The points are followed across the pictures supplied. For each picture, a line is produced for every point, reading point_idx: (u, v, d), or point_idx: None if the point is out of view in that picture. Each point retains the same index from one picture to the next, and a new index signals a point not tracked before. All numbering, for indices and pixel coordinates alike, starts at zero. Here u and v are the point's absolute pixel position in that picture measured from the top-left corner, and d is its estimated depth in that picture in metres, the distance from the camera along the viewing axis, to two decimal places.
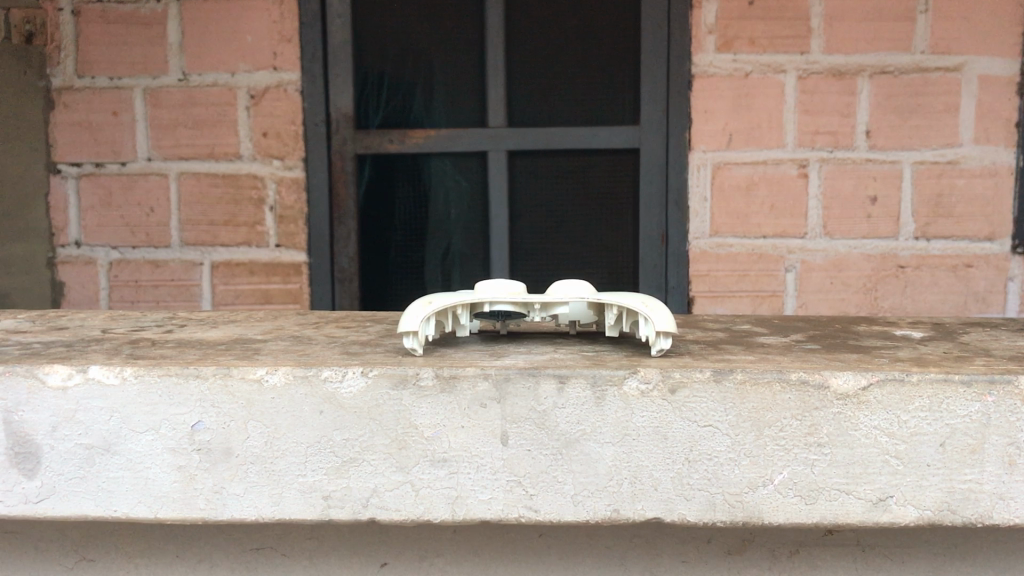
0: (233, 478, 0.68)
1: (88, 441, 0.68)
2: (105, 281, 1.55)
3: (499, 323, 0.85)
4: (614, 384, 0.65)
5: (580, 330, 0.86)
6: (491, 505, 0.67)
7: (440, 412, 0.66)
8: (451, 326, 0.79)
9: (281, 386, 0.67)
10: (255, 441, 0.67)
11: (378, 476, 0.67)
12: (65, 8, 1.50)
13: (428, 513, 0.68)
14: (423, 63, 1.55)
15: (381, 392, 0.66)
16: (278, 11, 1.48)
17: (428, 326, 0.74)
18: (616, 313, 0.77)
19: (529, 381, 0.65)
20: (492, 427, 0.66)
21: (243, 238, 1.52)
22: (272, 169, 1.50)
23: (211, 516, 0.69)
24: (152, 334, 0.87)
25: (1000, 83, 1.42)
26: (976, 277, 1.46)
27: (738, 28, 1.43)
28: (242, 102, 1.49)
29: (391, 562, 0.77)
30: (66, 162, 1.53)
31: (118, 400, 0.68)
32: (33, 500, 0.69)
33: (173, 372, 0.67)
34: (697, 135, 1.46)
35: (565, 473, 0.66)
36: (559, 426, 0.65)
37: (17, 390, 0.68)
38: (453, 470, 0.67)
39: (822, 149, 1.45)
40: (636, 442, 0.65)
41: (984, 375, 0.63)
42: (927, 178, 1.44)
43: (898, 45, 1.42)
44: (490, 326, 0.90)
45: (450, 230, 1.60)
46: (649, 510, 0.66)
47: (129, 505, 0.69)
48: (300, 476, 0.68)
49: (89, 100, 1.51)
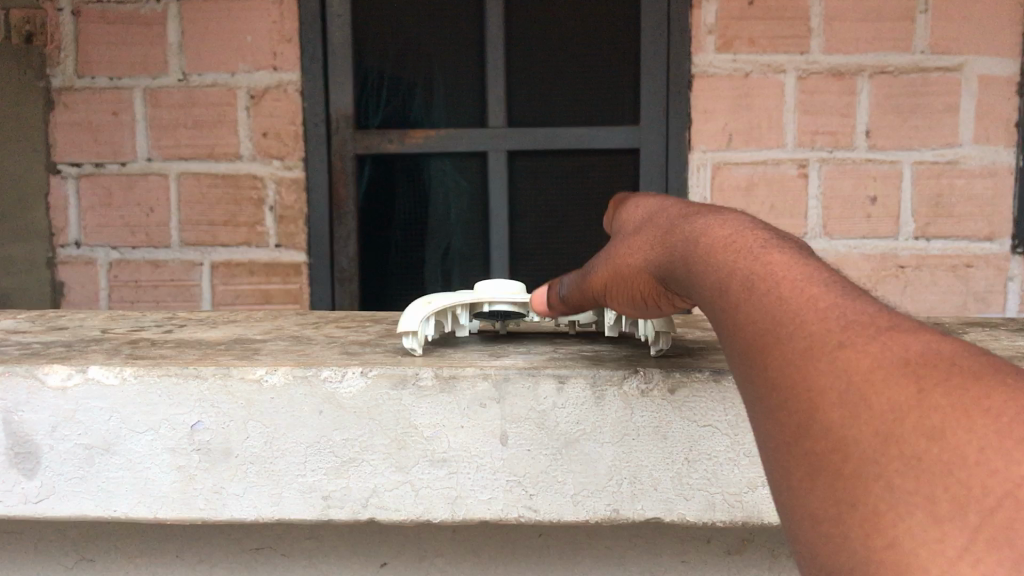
0: (233, 478, 0.69)
1: (88, 441, 0.69)
2: (105, 281, 1.56)
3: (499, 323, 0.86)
4: (614, 385, 0.66)
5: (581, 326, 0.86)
6: (491, 504, 0.69)
7: (440, 412, 0.67)
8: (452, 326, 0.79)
9: (281, 386, 0.67)
10: (255, 441, 0.68)
11: (378, 476, 0.69)
12: (65, 8, 1.50)
13: (428, 513, 0.69)
14: (423, 64, 1.54)
15: (381, 392, 0.67)
16: (278, 11, 1.48)
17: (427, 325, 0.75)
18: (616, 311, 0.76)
19: (529, 380, 0.66)
20: (492, 426, 0.67)
21: (243, 239, 1.52)
22: (272, 169, 1.51)
23: (211, 515, 0.70)
24: (152, 334, 0.87)
25: (1000, 83, 1.41)
26: (976, 277, 1.46)
27: (738, 28, 1.43)
28: (242, 101, 1.49)
29: (390, 562, 0.81)
30: (65, 162, 1.53)
31: (119, 400, 0.68)
32: (33, 499, 0.70)
33: (173, 372, 0.68)
34: (697, 135, 1.46)
35: (565, 472, 0.67)
36: (559, 426, 0.67)
37: (17, 390, 0.68)
38: (454, 470, 0.68)
39: (822, 149, 1.45)
40: (636, 442, 0.66)
41: None
42: (927, 178, 1.44)
43: (897, 45, 1.42)
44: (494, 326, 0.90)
45: (450, 230, 1.60)
46: (649, 510, 0.68)
47: (129, 505, 0.70)
48: (299, 476, 0.69)
49: (89, 100, 1.51)
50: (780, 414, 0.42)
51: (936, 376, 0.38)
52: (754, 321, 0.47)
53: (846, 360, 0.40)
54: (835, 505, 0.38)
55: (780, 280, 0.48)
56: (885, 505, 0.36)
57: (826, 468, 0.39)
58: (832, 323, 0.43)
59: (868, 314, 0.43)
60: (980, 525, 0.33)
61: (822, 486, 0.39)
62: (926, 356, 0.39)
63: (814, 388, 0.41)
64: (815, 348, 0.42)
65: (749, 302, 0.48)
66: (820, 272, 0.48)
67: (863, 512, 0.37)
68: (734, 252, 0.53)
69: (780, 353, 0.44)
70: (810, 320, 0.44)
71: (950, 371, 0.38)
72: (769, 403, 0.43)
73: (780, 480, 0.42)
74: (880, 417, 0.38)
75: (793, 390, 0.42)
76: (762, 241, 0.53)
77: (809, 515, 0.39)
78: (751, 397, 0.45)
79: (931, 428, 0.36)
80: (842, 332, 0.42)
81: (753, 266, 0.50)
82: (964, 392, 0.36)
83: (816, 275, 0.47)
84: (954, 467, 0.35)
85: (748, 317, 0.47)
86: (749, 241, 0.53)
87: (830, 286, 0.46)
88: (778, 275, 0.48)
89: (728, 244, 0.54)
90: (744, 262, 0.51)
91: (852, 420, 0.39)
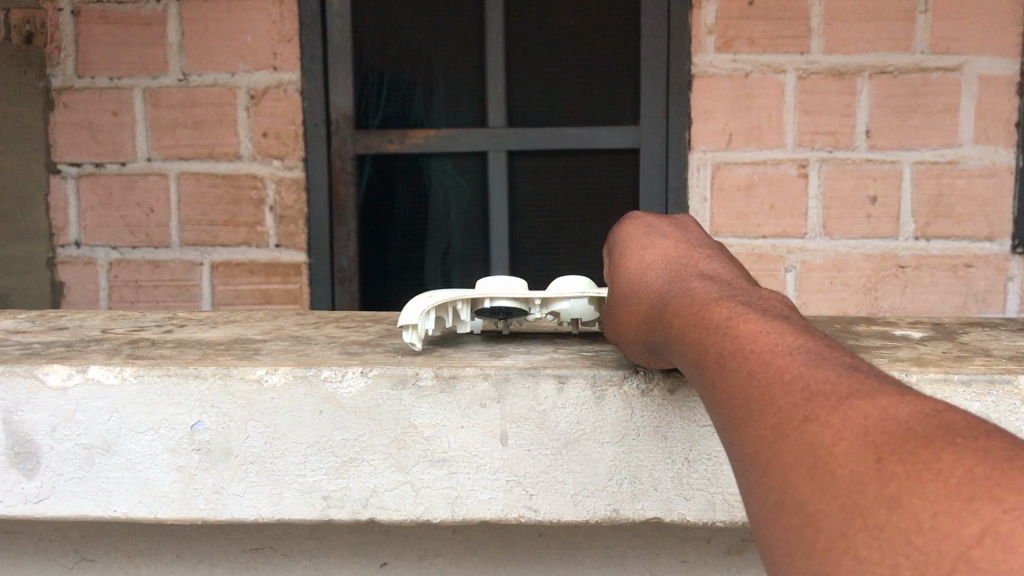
0: (233, 478, 0.69)
1: (88, 441, 0.69)
2: (105, 281, 1.56)
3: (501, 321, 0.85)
4: (614, 385, 0.66)
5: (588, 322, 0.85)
6: (491, 505, 0.69)
7: (440, 413, 0.67)
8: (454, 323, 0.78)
9: (281, 385, 0.68)
10: (255, 440, 0.69)
11: (378, 476, 0.69)
12: (65, 8, 1.50)
13: (428, 513, 0.70)
14: (423, 64, 1.55)
15: (381, 392, 0.68)
16: (278, 11, 1.48)
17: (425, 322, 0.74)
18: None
19: (529, 381, 0.66)
20: (492, 427, 0.67)
21: (243, 239, 1.52)
22: (272, 169, 1.51)
23: (211, 515, 0.70)
24: (152, 334, 0.87)
25: (1000, 83, 1.41)
26: (976, 277, 1.46)
27: (738, 28, 1.43)
28: (242, 101, 1.49)
29: (390, 562, 0.81)
30: (66, 162, 1.53)
31: (118, 400, 0.69)
32: (33, 500, 0.70)
33: (173, 372, 0.68)
34: (697, 135, 1.46)
35: (565, 473, 0.68)
36: (559, 426, 0.67)
37: (17, 390, 0.69)
38: (454, 470, 0.68)
39: (822, 149, 1.45)
40: (636, 442, 0.67)
41: (984, 375, 0.63)
42: (927, 178, 1.44)
43: (897, 45, 1.42)
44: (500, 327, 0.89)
45: (450, 230, 1.60)
46: (649, 510, 0.68)
47: (128, 505, 0.70)
48: (299, 476, 0.69)
49: (89, 100, 1.51)
50: (758, 490, 0.41)
51: (895, 441, 0.35)
52: (730, 397, 0.46)
53: (813, 435, 0.39)
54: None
55: (750, 354, 0.46)
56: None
57: (802, 546, 0.37)
58: (795, 396, 0.41)
59: (833, 379, 0.41)
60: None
61: (800, 564, 0.37)
62: (887, 421, 0.37)
63: (784, 463, 0.39)
64: (784, 423, 0.41)
65: (725, 380, 0.47)
66: (792, 338, 0.46)
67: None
68: (704, 327, 0.52)
69: (755, 427, 0.43)
70: (778, 394, 0.42)
71: (908, 435, 0.35)
72: (749, 480, 0.42)
73: (766, 560, 0.40)
74: (845, 490, 0.36)
75: (767, 466, 0.41)
76: (730, 311, 0.51)
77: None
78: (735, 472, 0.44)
79: (889, 497, 0.34)
80: (808, 405, 0.40)
81: (722, 341, 0.49)
82: (919, 455, 0.34)
83: (784, 342, 0.46)
84: (912, 535, 0.32)
85: (725, 397, 0.46)
86: (718, 313, 0.52)
87: (800, 354, 0.44)
88: (750, 348, 0.46)
89: (700, 319, 0.52)
90: (716, 338, 0.49)
91: (820, 495, 0.37)
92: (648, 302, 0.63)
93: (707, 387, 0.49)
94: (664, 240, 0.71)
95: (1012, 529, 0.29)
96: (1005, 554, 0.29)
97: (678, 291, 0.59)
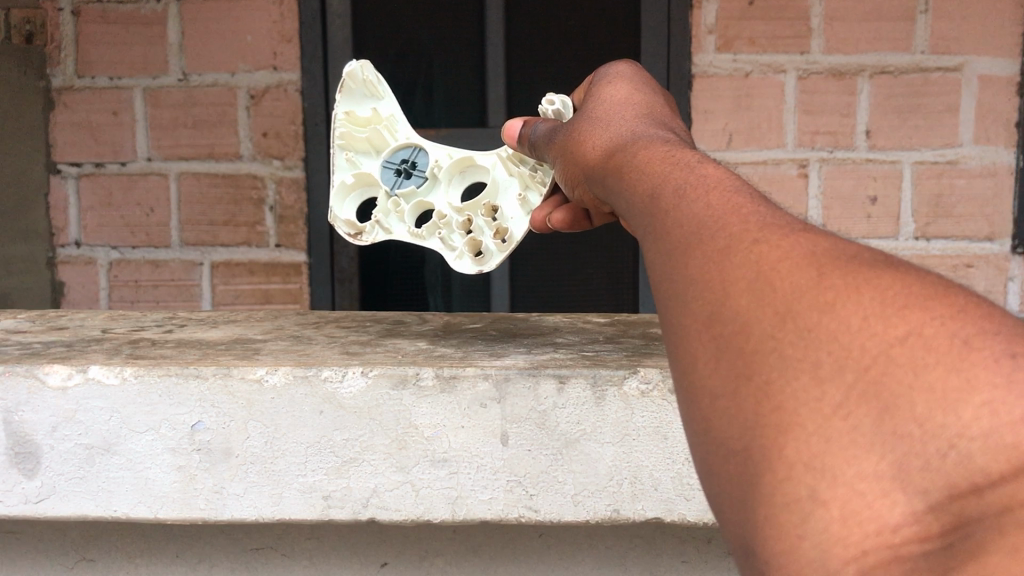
0: (233, 478, 0.70)
1: (88, 441, 0.70)
2: (105, 281, 1.56)
3: (381, 212, 0.99)
4: (614, 384, 0.68)
5: (467, 228, 0.97)
6: (491, 505, 0.70)
7: (440, 412, 0.69)
8: (363, 135, 1.01)
9: (280, 386, 0.69)
10: (255, 441, 0.70)
11: (378, 476, 0.70)
12: (65, 8, 1.50)
13: (427, 513, 0.70)
14: (424, 63, 1.54)
15: (381, 392, 0.69)
16: (278, 11, 1.48)
17: (353, 86, 1.00)
18: (509, 151, 0.96)
19: (529, 381, 0.68)
20: (492, 427, 0.69)
21: (243, 238, 1.53)
22: (272, 169, 1.51)
23: (211, 515, 0.71)
24: (152, 334, 0.87)
25: (1000, 83, 1.41)
26: (976, 276, 1.46)
27: (738, 28, 1.43)
28: (242, 101, 1.49)
29: (390, 562, 0.81)
30: (65, 162, 1.53)
31: (118, 400, 0.70)
32: (33, 500, 0.71)
33: (173, 372, 0.69)
34: (697, 136, 1.46)
35: (565, 473, 0.69)
36: (559, 426, 0.68)
37: (17, 390, 0.70)
38: (454, 470, 0.69)
39: (822, 149, 1.45)
40: (636, 442, 0.68)
41: None
42: (928, 178, 1.44)
43: (897, 45, 1.42)
44: (364, 239, 0.98)
45: None
46: (649, 510, 0.69)
47: (128, 505, 0.71)
48: (300, 476, 0.70)
49: (89, 100, 1.51)
50: (683, 304, 0.40)
51: (841, 263, 0.36)
52: (682, 227, 0.42)
53: (760, 253, 0.38)
54: (732, 381, 0.36)
55: (711, 191, 0.44)
56: (775, 374, 0.35)
57: (725, 348, 0.37)
58: (749, 224, 0.40)
59: (787, 221, 0.40)
60: (855, 382, 0.33)
61: (724, 363, 0.37)
62: (833, 250, 0.37)
63: (725, 277, 0.38)
64: (731, 246, 0.39)
65: (678, 210, 0.44)
66: (746, 185, 0.45)
67: (754, 388, 0.35)
68: (670, 165, 0.50)
69: (696, 251, 0.40)
70: (732, 221, 0.41)
71: (851, 259, 0.36)
72: (672, 298, 0.40)
73: (677, 371, 0.39)
74: (782, 298, 0.36)
75: (700, 281, 0.39)
76: (699, 157, 0.50)
77: (703, 395, 0.37)
78: (659, 292, 0.42)
79: (825, 303, 0.35)
80: (759, 231, 0.39)
81: (686, 177, 0.47)
82: (861, 273, 0.35)
83: (746, 189, 0.44)
84: (838, 334, 0.34)
85: (680, 224, 0.43)
86: (685, 157, 0.50)
87: (750, 195, 0.44)
88: (710, 187, 0.44)
89: (665, 158, 0.51)
90: (677, 174, 0.48)
91: (757, 303, 0.36)
92: (601, 151, 0.62)
93: (650, 218, 0.46)
94: (646, 94, 0.69)
95: (936, 332, 0.32)
96: (926, 352, 0.32)
97: (637, 138, 0.59)
